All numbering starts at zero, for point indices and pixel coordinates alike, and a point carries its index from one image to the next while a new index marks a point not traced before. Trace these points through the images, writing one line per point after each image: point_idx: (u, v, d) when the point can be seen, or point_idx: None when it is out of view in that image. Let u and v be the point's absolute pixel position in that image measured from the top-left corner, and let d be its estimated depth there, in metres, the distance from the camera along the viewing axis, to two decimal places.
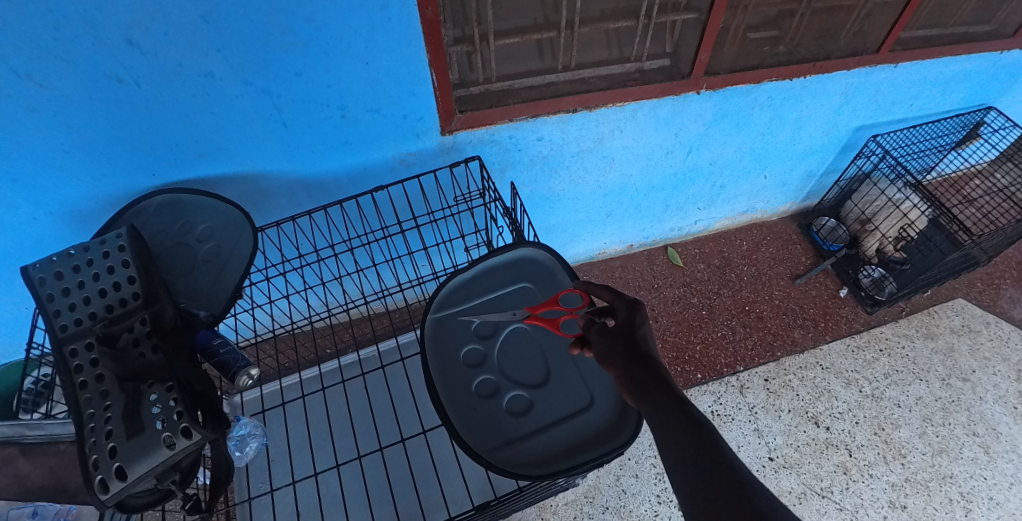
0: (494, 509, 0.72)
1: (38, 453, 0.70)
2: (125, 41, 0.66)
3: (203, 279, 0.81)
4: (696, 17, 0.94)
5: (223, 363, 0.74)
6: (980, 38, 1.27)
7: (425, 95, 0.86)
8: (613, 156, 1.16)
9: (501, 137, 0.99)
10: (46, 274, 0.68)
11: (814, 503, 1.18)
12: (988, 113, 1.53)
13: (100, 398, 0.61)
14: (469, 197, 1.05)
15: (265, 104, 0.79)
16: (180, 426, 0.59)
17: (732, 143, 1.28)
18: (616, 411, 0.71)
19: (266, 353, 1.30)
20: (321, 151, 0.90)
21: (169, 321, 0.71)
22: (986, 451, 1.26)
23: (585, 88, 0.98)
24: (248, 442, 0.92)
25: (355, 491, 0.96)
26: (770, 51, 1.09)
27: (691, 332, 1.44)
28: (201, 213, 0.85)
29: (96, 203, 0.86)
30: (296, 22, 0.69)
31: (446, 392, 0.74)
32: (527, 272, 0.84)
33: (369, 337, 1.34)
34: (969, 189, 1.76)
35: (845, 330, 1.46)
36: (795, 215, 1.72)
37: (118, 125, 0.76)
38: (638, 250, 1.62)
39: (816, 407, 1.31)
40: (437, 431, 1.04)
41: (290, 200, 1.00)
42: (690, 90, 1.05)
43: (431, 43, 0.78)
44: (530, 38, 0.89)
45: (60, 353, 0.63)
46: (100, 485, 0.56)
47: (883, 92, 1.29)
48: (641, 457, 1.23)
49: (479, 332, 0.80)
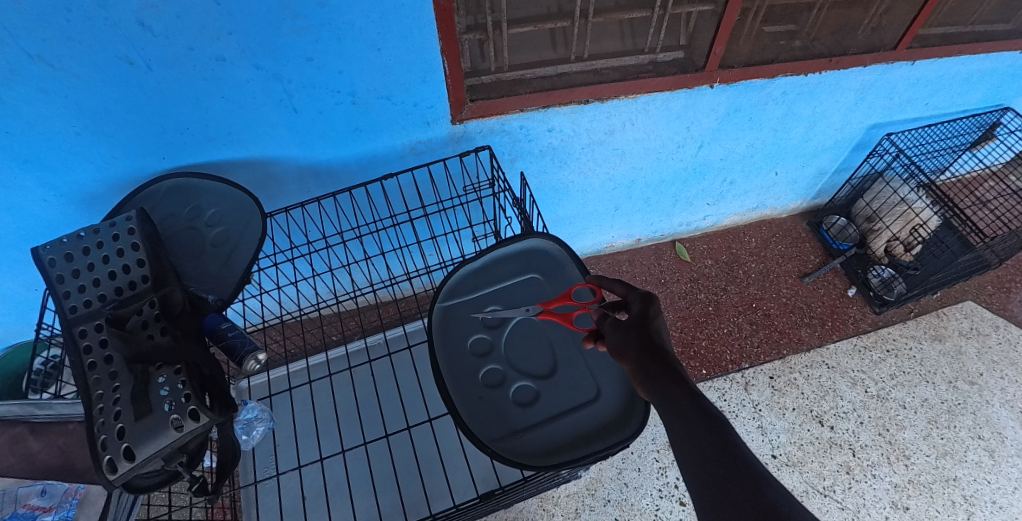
0: (497, 498, 0.73)
1: (47, 433, 0.71)
2: (138, 23, 0.65)
3: (211, 264, 0.81)
4: (712, 9, 0.92)
5: (232, 347, 0.72)
6: (1001, 37, 1.24)
7: (436, 83, 0.85)
8: (624, 149, 1.16)
9: (512, 127, 0.98)
10: (56, 255, 0.69)
11: (816, 501, 1.18)
12: (1005, 114, 1.51)
13: (109, 379, 0.61)
14: (478, 186, 1.05)
15: (276, 89, 0.79)
16: (187, 409, 0.59)
17: (744, 138, 1.26)
18: (623, 404, 0.71)
19: (273, 338, 1.31)
20: (331, 137, 0.90)
21: (178, 304, 0.70)
22: (991, 455, 1.25)
23: (597, 79, 0.96)
24: (255, 426, 0.96)
25: (361, 477, 0.97)
26: (786, 45, 1.08)
27: (697, 328, 1.43)
28: (211, 197, 0.85)
29: (107, 187, 0.87)
30: (309, 6, 0.69)
31: (452, 380, 0.74)
32: (537, 264, 0.84)
33: (375, 326, 1.35)
34: (982, 190, 1.74)
35: (853, 330, 1.45)
36: (805, 213, 1.70)
37: (127, 107, 0.75)
38: (645, 245, 1.61)
39: (821, 407, 1.31)
40: (442, 419, 1.04)
41: (299, 187, 1.00)
42: (704, 84, 1.04)
43: (443, 30, 0.77)
44: (544, 28, 0.88)
45: (71, 333, 0.64)
46: (108, 465, 0.56)
47: (900, 90, 1.27)
48: (643, 451, 1.23)
49: (486, 322, 0.79)
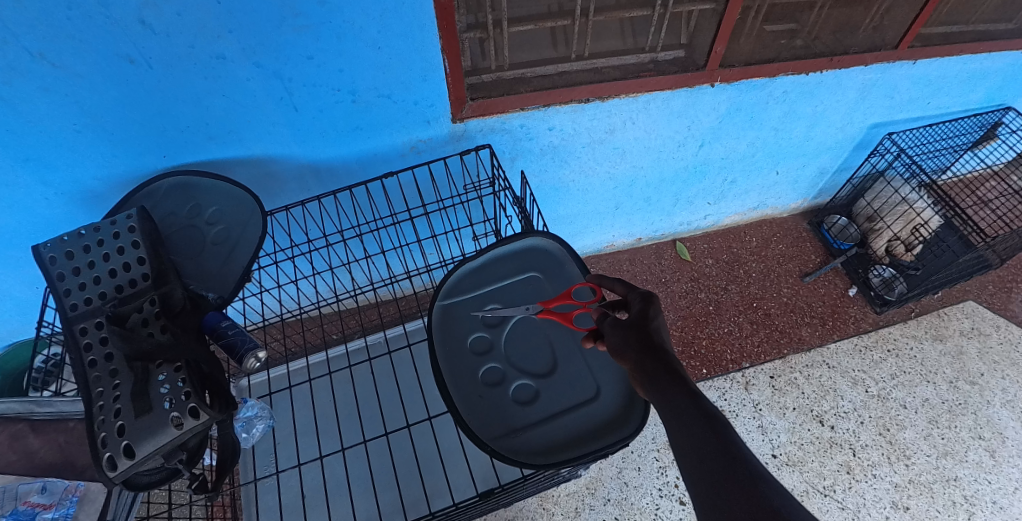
0: (497, 497, 0.73)
1: (48, 430, 0.71)
2: (138, 21, 0.65)
3: (211, 262, 0.81)
4: (713, 8, 0.92)
5: (232, 344, 0.73)
6: (1003, 36, 1.24)
7: (436, 81, 0.85)
8: (625, 148, 1.15)
9: (512, 125, 0.98)
10: (57, 253, 0.69)
11: (816, 501, 1.18)
12: (1006, 114, 1.51)
13: (109, 377, 0.61)
14: (478, 185, 1.05)
15: (276, 88, 0.79)
16: (187, 407, 0.59)
17: (745, 137, 1.26)
18: (623, 403, 0.71)
19: (273, 336, 1.31)
20: (331, 136, 0.90)
21: (178, 302, 0.70)
22: (991, 455, 1.25)
23: (598, 77, 0.96)
24: (255, 424, 0.96)
25: (361, 475, 0.97)
26: (787, 44, 1.08)
27: (697, 328, 1.43)
28: (211, 196, 0.85)
29: (107, 185, 0.87)
30: (309, 5, 0.69)
31: (452, 378, 0.74)
32: (537, 262, 0.84)
33: (375, 325, 1.35)
34: (984, 190, 1.74)
35: (854, 329, 1.44)
36: (806, 212, 1.70)
37: (128, 105, 0.75)
38: (646, 244, 1.61)
39: (822, 407, 1.31)
40: (442, 418, 1.04)
41: (300, 185, 1.00)
42: (705, 83, 1.03)
43: (443, 29, 0.77)
44: (544, 26, 0.88)
45: (71, 330, 0.65)
46: (108, 462, 0.56)
47: (901, 89, 1.26)
48: (643, 451, 1.23)
49: (485, 321, 0.79)
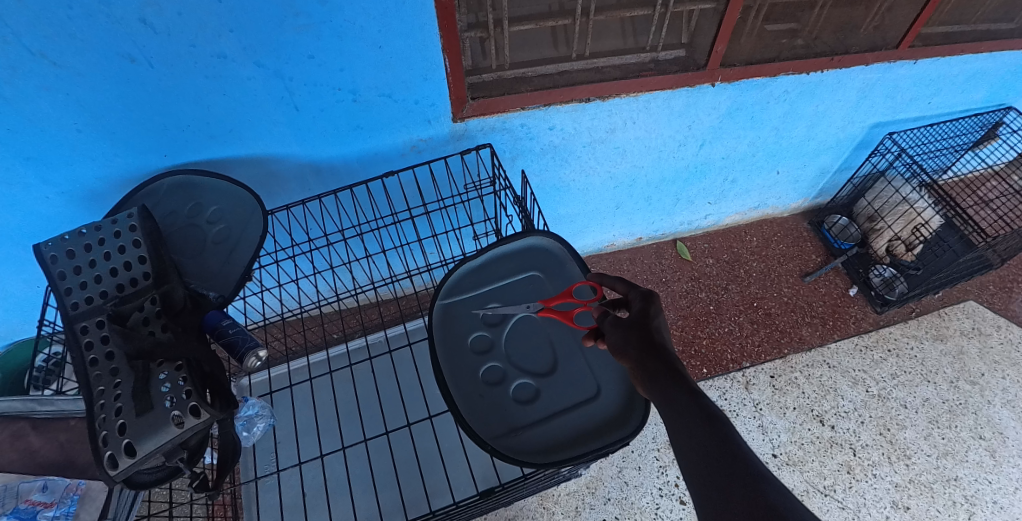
0: (497, 496, 0.73)
1: (49, 429, 0.70)
2: (139, 20, 0.65)
3: (212, 261, 0.81)
4: (713, 7, 0.92)
5: (232, 343, 0.73)
6: (1004, 35, 1.23)
7: (437, 81, 0.85)
8: (625, 147, 1.15)
9: (512, 124, 0.98)
10: (58, 252, 0.69)
11: (816, 501, 1.18)
12: (1007, 114, 1.51)
13: (110, 376, 0.62)
14: (479, 184, 1.05)
15: (277, 87, 0.79)
16: (188, 405, 0.59)
17: (746, 137, 1.26)
18: (624, 402, 0.71)
19: (274, 335, 1.31)
20: (332, 135, 0.90)
21: (179, 301, 0.70)
22: (992, 455, 1.25)
23: (599, 77, 0.96)
24: (256, 423, 0.95)
25: (361, 474, 0.97)
26: (788, 44, 1.08)
27: (697, 327, 1.43)
28: (212, 195, 0.85)
29: (109, 184, 0.87)
30: (310, 4, 0.69)
31: (452, 377, 0.74)
32: (538, 261, 0.84)
33: (375, 324, 1.35)
34: (985, 190, 1.74)
35: (854, 329, 1.44)
36: (807, 212, 1.70)
37: (129, 104, 0.75)
38: (647, 243, 1.61)
39: (822, 406, 1.31)
40: (442, 417, 1.05)
41: (300, 184, 1.00)
42: (705, 82, 1.03)
43: (444, 28, 0.77)
44: (545, 26, 0.88)
45: (72, 329, 0.64)
46: (109, 461, 0.57)
47: (901, 89, 1.26)
48: (643, 450, 1.23)
49: (486, 320, 0.79)
